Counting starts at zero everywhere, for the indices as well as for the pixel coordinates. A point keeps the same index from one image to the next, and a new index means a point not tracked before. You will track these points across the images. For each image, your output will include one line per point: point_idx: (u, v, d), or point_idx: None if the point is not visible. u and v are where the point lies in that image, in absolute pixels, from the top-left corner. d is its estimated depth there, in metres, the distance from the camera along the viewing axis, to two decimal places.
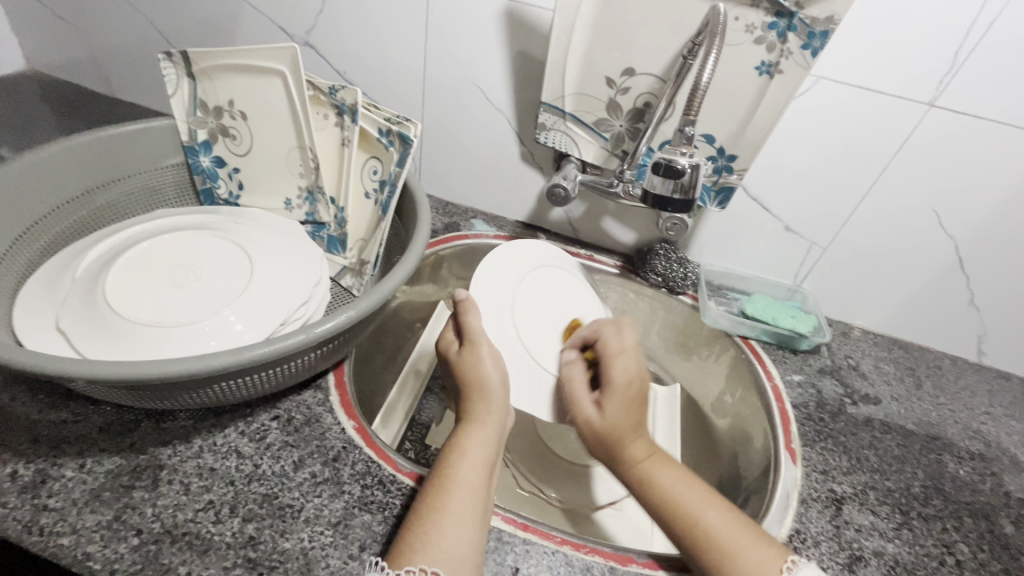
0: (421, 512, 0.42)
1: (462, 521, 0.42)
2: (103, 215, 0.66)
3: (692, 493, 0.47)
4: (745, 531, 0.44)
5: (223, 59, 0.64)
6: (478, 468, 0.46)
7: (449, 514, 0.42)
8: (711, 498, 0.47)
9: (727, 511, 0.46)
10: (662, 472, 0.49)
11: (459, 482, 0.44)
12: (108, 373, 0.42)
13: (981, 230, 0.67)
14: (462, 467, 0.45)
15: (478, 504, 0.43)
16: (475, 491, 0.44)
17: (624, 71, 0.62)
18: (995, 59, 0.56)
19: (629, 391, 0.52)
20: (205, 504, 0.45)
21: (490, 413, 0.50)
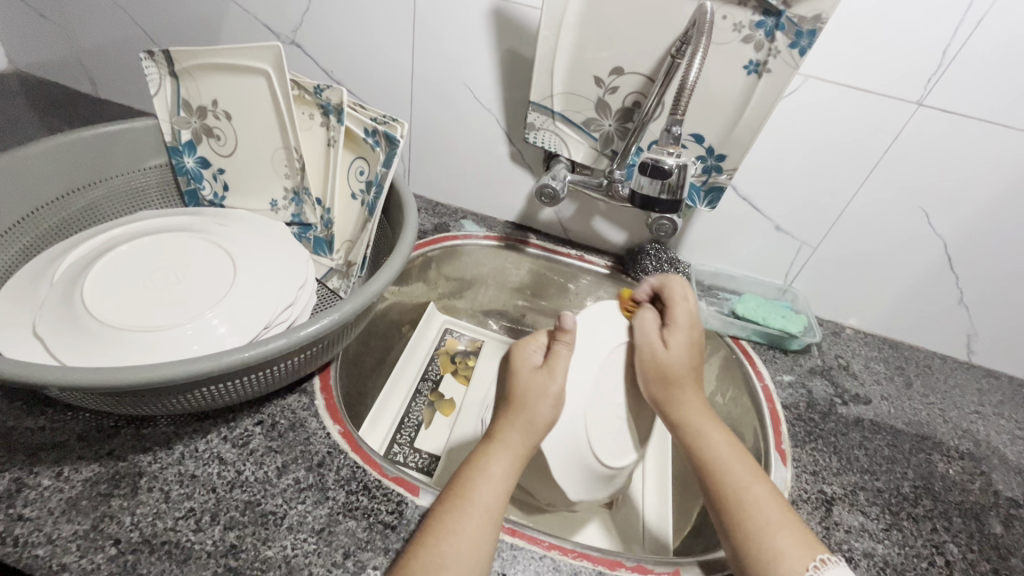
0: (432, 529, 0.42)
1: (471, 540, 0.41)
2: (85, 217, 0.65)
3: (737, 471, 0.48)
4: (784, 519, 0.45)
5: (206, 58, 0.63)
6: (499, 489, 0.45)
7: (460, 532, 0.41)
8: (753, 475, 0.48)
9: (766, 492, 0.47)
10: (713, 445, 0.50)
11: (476, 504, 0.43)
12: (84, 379, 0.41)
13: (970, 229, 0.67)
14: (482, 488, 0.44)
15: (491, 527, 0.43)
16: (489, 516, 0.43)
17: (613, 70, 0.62)
18: (982, 58, 0.56)
19: (673, 336, 0.56)
20: (185, 512, 0.44)
21: (518, 436, 0.48)
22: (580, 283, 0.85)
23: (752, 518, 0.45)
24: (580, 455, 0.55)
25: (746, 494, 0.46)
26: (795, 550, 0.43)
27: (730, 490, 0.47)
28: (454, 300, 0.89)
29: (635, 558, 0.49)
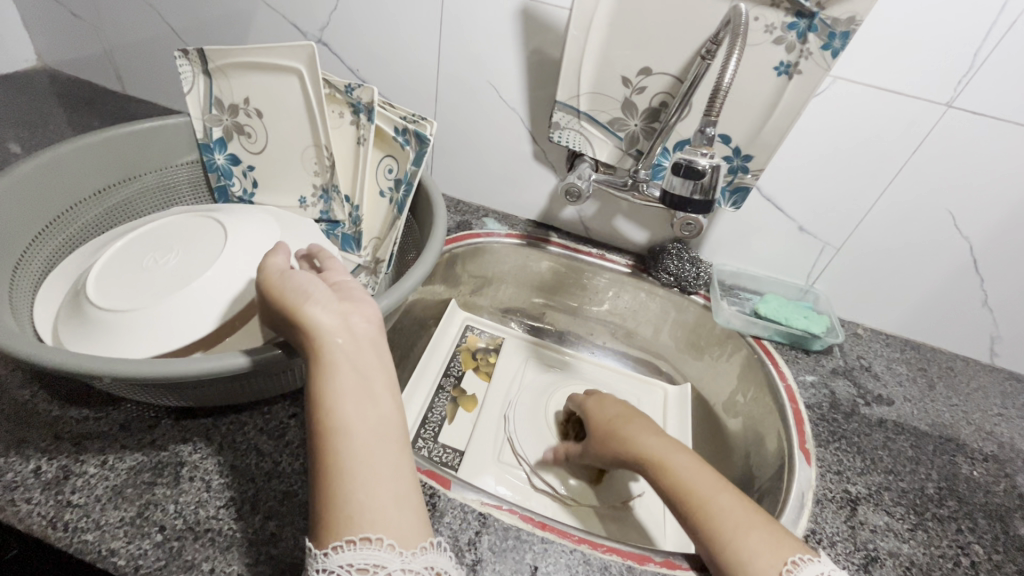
0: (319, 473, 0.35)
1: (363, 467, 0.35)
2: (121, 212, 0.67)
3: (705, 480, 0.48)
4: (751, 515, 0.44)
5: (238, 57, 0.64)
6: (351, 388, 0.37)
7: (343, 470, 0.35)
8: (721, 484, 0.48)
9: (734, 496, 0.46)
10: (678, 461, 0.51)
11: (341, 419, 0.36)
12: (133, 370, 0.42)
13: (997, 230, 0.66)
14: (339, 406, 0.36)
15: (370, 431, 0.37)
16: (364, 411, 0.37)
17: (641, 70, 0.62)
18: (1018, 58, 0.55)
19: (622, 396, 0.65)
20: (226, 501, 0.45)
21: (334, 331, 0.39)
22: (600, 281, 0.85)
23: (720, 521, 0.44)
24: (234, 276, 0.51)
25: (711, 505, 0.46)
26: (767, 545, 0.42)
27: (700, 497, 0.47)
28: (475, 298, 0.90)
29: (664, 553, 0.49)
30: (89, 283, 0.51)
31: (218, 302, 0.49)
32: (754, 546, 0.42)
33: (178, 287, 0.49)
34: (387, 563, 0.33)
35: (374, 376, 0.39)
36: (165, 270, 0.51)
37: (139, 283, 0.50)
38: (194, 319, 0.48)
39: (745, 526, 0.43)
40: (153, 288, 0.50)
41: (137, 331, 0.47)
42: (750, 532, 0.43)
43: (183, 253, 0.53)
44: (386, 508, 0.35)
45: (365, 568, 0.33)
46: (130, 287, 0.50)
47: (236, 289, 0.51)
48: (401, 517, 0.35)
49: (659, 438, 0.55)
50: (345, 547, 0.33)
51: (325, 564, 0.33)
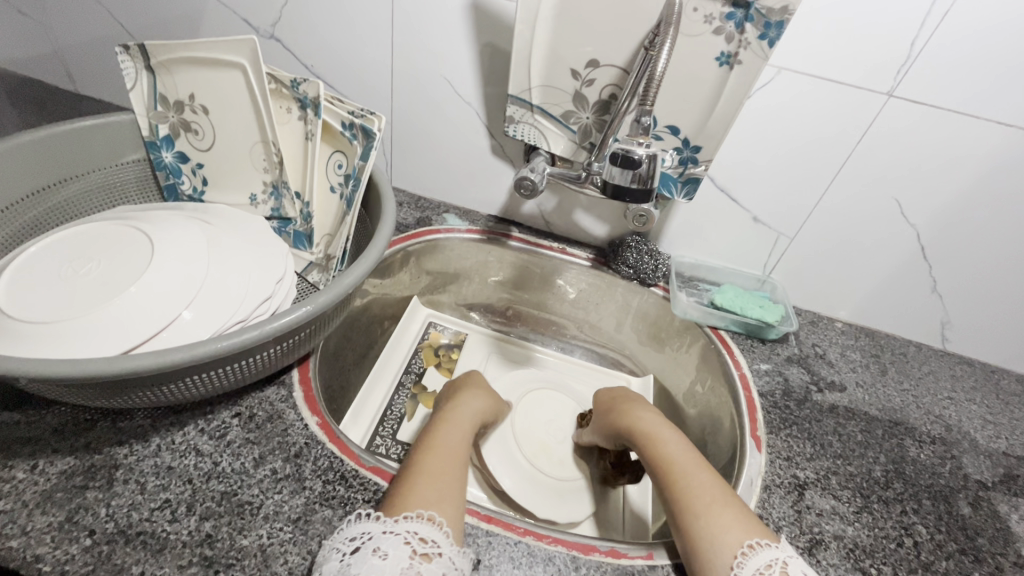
0: (416, 474, 0.46)
1: (449, 483, 0.46)
2: (64, 213, 0.65)
3: (685, 459, 0.52)
4: (725, 495, 0.48)
5: (181, 52, 0.63)
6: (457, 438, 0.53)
7: (436, 477, 0.46)
8: (701, 465, 0.52)
9: (710, 476, 0.50)
10: (670, 440, 0.55)
11: (447, 454, 0.50)
12: (56, 372, 0.41)
13: (942, 218, 0.68)
14: (450, 443, 0.52)
15: (461, 471, 0.49)
16: (460, 462, 0.50)
17: (588, 63, 0.62)
18: (955, 47, 0.56)
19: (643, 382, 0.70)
20: (161, 503, 0.44)
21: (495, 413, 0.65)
22: (561, 276, 0.85)
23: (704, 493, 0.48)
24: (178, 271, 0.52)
25: (692, 480, 0.50)
26: (733, 525, 0.45)
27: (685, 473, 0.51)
28: (438, 294, 0.89)
29: (610, 542, 0.50)
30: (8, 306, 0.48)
31: (153, 307, 0.49)
32: (722, 521, 0.45)
33: (110, 296, 0.49)
34: (442, 545, 0.40)
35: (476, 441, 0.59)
36: (88, 281, 0.50)
37: (62, 295, 0.49)
38: (144, 321, 0.48)
39: (721, 503, 0.47)
40: (88, 295, 0.49)
41: (68, 342, 0.46)
42: (722, 507, 0.46)
43: (108, 261, 0.52)
44: (454, 511, 0.44)
45: (424, 538, 0.40)
46: (52, 300, 0.48)
47: (181, 283, 0.52)
48: (458, 521, 0.44)
49: (657, 417, 0.60)
50: (415, 517, 0.41)
51: (392, 527, 0.41)
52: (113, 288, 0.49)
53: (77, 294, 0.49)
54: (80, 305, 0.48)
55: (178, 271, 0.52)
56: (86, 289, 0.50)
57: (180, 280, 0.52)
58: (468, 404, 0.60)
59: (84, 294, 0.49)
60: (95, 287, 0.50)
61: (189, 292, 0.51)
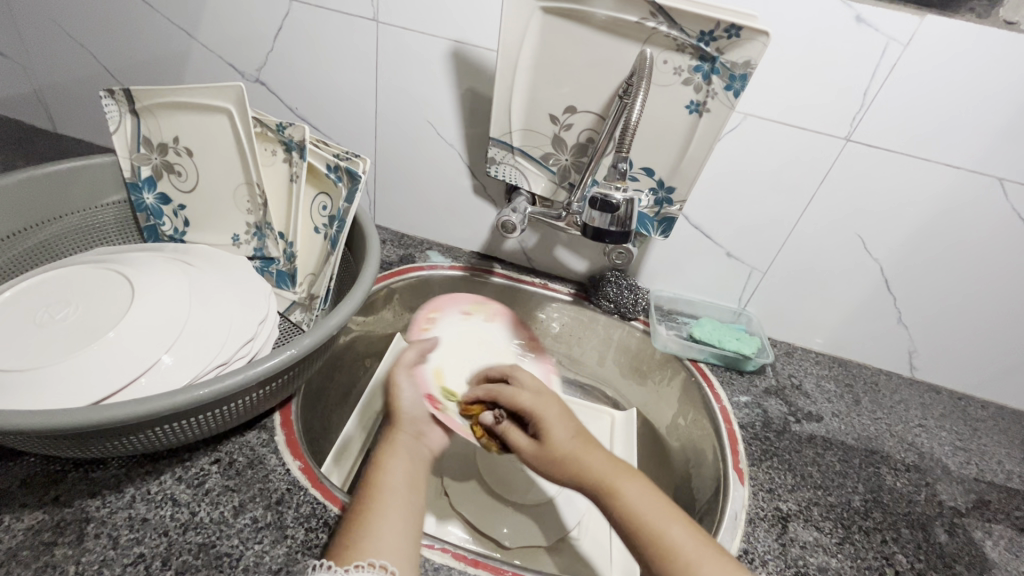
0: (357, 518, 0.44)
1: (401, 521, 0.44)
2: (39, 255, 0.64)
3: (652, 509, 0.46)
4: (705, 548, 0.43)
5: (167, 96, 0.64)
6: (405, 472, 0.48)
7: (380, 520, 0.43)
8: (672, 514, 0.45)
9: (683, 529, 0.44)
10: (624, 489, 0.47)
11: (390, 490, 0.46)
12: (26, 424, 0.39)
13: (903, 253, 0.71)
14: (386, 477, 0.47)
15: (410, 506, 0.46)
16: (410, 501, 0.46)
17: (566, 109, 0.65)
18: (902, 96, 0.61)
19: (557, 409, 0.56)
20: (134, 558, 0.43)
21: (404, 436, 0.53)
22: (544, 311, 0.86)
23: (673, 556, 0.43)
24: (160, 312, 0.52)
25: (664, 537, 0.44)
26: None
27: (654, 531, 0.44)
28: None
29: None
30: None
31: (133, 352, 0.49)
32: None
33: (90, 340, 0.48)
34: None
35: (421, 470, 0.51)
36: (66, 326, 0.50)
37: (37, 341, 0.48)
38: (123, 366, 0.47)
39: (707, 549, 0.43)
40: (68, 340, 0.48)
41: (41, 387, 0.45)
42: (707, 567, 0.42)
43: (85, 305, 0.52)
44: (403, 551, 0.42)
45: None
46: (29, 346, 0.47)
47: (161, 326, 0.51)
48: (402, 557, 0.42)
49: (604, 456, 0.50)
50: (366, 568, 0.40)
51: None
52: (91, 332, 0.49)
53: (53, 340, 0.48)
54: (60, 352, 0.47)
55: (159, 314, 0.52)
56: (64, 333, 0.49)
57: (161, 322, 0.51)
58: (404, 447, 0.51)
59: (62, 339, 0.48)
60: (74, 332, 0.49)
61: (171, 333, 0.51)
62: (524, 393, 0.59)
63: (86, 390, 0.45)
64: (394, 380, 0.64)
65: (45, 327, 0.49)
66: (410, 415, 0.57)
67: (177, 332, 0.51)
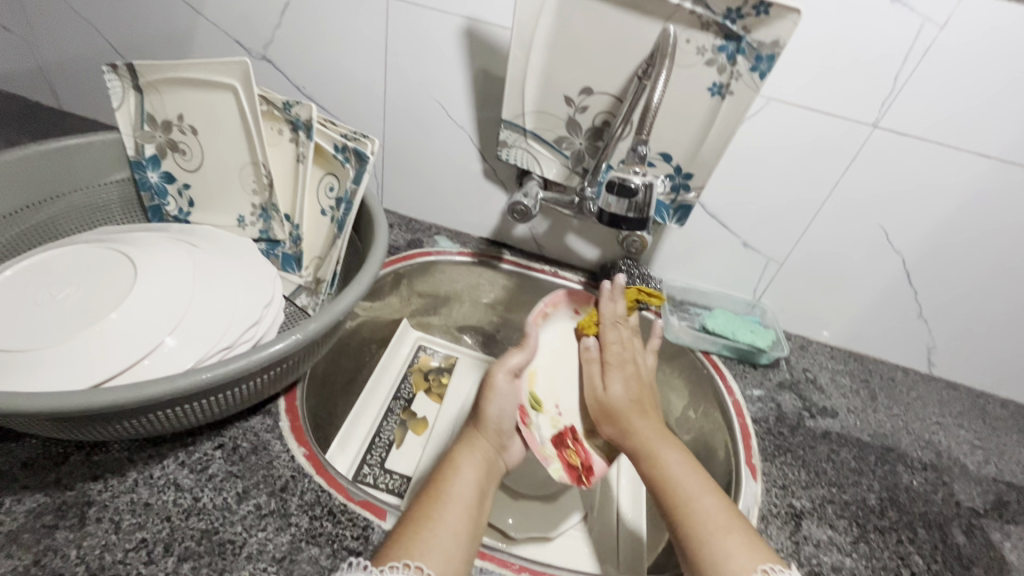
0: (412, 521, 0.43)
1: (454, 534, 0.43)
2: (41, 235, 0.63)
3: (689, 481, 0.48)
4: (729, 521, 0.44)
5: (172, 72, 0.62)
6: (471, 484, 0.48)
7: (438, 524, 0.43)
8: (703, 488, 0.47)
9: (714, 501, 0.46)
10: (667, 452, 0.51)
11: (453, 499, 0.46)
12: (24, 406, 0.38)
13: (927, 246, 0.69)
14: (455, 485, 0.47)
15: (468, 519, 0.45)
16: (467, 513, 0.45)
17: (582, 90, 0.62)
18: (935, 81, 0.58)
19: (630, 369, 0.63)
20: (136, 543, 0.42)
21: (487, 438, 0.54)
22: None
23: (698, 519, 0.44)
24: (163, 294, 0.51)
25: (694, 505, 0.46)
26: (742, 556, 0.42)
27: (686, 494, 0.47)
28: (428, 317, 0.88)
29: None
30: None
31: (136, 334, 0.47)
32: (727, 552, 0.42)
33: (91, 322, 0.47)
34: None
35: (486, 485, 0.50)
36: (67, 306, 0.48)
37: (37, 321, 0.47)
38: (126, 349, 0.46)
39: (727, 521, 0.44)
40: (68, 322, 0.47)
41: (42, 369, 0.44)
42: (731, 532, 0.43)
43: (87, 285, 0.50)
44: (447, 557, 0.41)
45: None
46: (28, 328, 0.46)
47: (164, 309, 0.50)
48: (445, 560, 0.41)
49: (653, 427, 0.55)
50: (400, 569, 0.39)
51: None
52: (92, 315, 0.48)
53: (54, 322, 0.47)
54: (61, 333, 0.46)
55: (162, 297, 0.50)
56: (65, 316, 0.48)
57: (166, 304, 0.50)
58: (477, 461, 0.52)
59: (63, 319, 0.47)
60: (75, 312, 0.48)
61: (173, 316, 0.50)
62: (616, 340, 0.66)
63: (88, 373, 0.44)
64: (490, 385, 0.56)
65: (45, 308, 0.48)
66: (494, 422, 0.55)
67: (182, 315, 0.50)
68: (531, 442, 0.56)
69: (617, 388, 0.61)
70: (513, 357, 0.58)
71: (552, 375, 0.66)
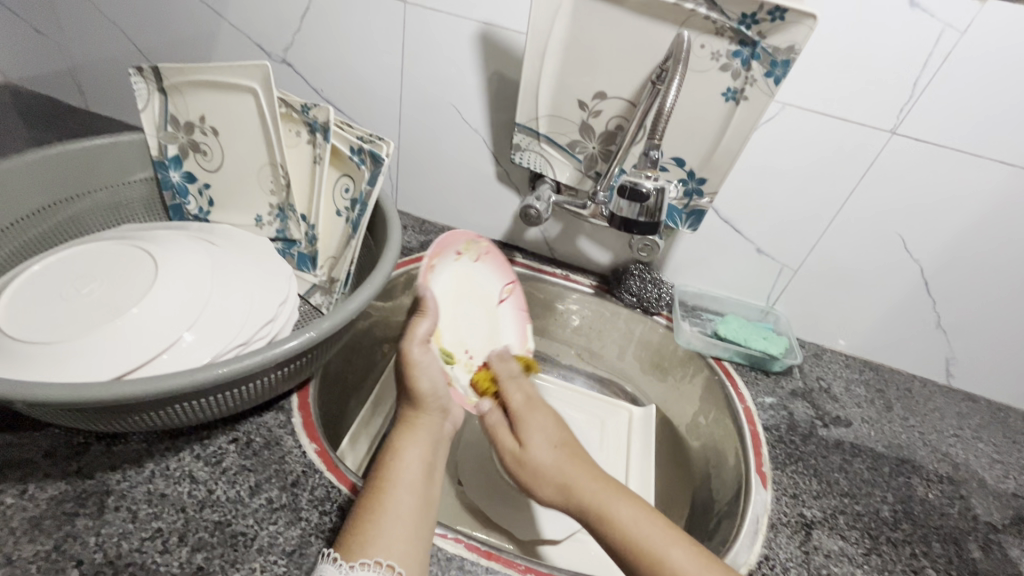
0: (367, 513, 0.43)
1: (406, 521, 0.44)
2: (67, 232, 0.65)
3: (650, 533, 0.45)
4: (708, 570, 0.43)
5: (194, 75, 0.64)
6: (419, 467, 0.48)
7: (389, 515, 0.43)
8: (672, 537, 0.45)
9: (683, 551, 0.44)
10: (619, 508, 0.47)
11: (399, 483, 0.46)
12: (48, 396, 0.40)
13: (946, 254, 0.68)
14: (402, 469, 0.47)
15: (418, 501, 0.46)
16: (418, 495, 0.46)
17: (596, 94, 0.62)
18: (955, 87, 0.57)
19: (541, 415, 0.56)
20: (152, 533, 0.43)
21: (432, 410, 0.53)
22: (564, 302, 0.85)
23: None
24: (182, 290, 0.52)
25: (665, 562, 0.43)
26: None
27: (651, 552, 0.44)
28: None
29: None
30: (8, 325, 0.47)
31: (155, 330, 0.49)
32: None
33: (113, 316, 0.48)
34: None
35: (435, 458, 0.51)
36: (91, 300, 0.50)
37: (63, 315, 0.48)
38: (146, 343, 0.48)
39: (704, 559, 0.44)
40: (92, 315, 0.49)
41: (67, 360, 0.45)
42: None
43: (110, 280, 0.52)
44: (410, 548, 0.42)
45: None
46: (53, 321, 0.48)
47: (183, 304, 0.51)
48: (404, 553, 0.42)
49: (591, 472, 0.50)
50: (371, 566, 0.40)
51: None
52: (114, 309, 0.49)
53: (79, 314, 0.49)
54: (84, 326, 0.47)
55: (181, 293, 0.52)
56: (88, 309, 0.49)
57: (184, 300, 0.51)
58: (418, 443, 0.50)
59: (86, 313, 0.49)
60: (98, 307, 0.49)
61: (191, 312, 0.51)
62: (515, 395, 0.58)
63: (109, 366, 0.46)
64: (410, 362, 0.54)
65: (70, 302, 0.50)
66: (431, 395, 0.54)
67: (199, 311, 0.51)
68: (460, 399, 0.59)
69: (537, 440, 0.53)
70: (422, 324, 0.55)
71: (455, 327, 0.66)
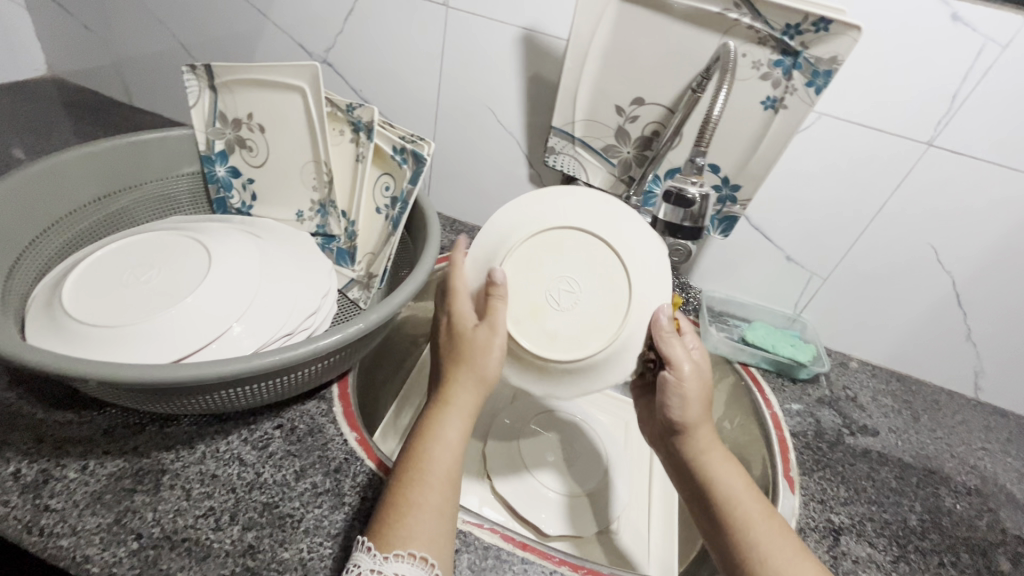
0: (398, 506, 0.42)
1: (436, 516, 0.43)
2: (118, 221, 0.67)
3: (748, 497, 0.50)
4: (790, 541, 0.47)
5: (245, 74, 0.66)
6: (451, 452, 0.46)
7: (421, 512, 0.42)
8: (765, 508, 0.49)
9: (776, 519, 0.48)
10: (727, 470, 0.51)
11: (432, 474, 0.44)
12: (115, 376, 0.42)
13: (979, 267, 0.68)
14: (438, 453, 0.46)
15: (450, 494, 0.44)
16: (451, 485, 0.45)
17: (634, 100, 0.64)
18: (994, 101, 0.58)
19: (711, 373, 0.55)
20: (205, 511, 0.45)
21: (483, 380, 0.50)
22: None
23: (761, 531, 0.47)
24: (233, 280, 0.54)
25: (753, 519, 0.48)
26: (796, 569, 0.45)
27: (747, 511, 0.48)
28: None
29: None
30: (74, 307, 0.50)
31: (208, 317, 0.51)
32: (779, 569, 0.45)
33: (169, 302, 0.51)
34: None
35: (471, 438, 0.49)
36: (149, 286, 0.52)
37: (122, 299, 0.51)
38: (200, 330, 0.50)
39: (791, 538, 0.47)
40: (150, 300, 0.51)
41: (128, 343, 0.48)
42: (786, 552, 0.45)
43: (166, 268, 0.54)
44: (440, 543, 0.42)
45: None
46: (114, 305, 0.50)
47: (234, 293, 0.53)
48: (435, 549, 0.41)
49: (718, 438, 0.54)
50: (406, 559, 0.40)
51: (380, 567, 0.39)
52: (170, 295, 0.51)
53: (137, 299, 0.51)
54: (142, 310, 0.50)
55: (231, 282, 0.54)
56: (146, 295, 0.51)
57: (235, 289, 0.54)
58: (456, 421, 0.48)
59: (144, 298, 0.51)
60: (155, 292, 0.52)
61: (241, 301, 0.53)
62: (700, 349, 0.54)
63: (167, 350, 0.48)
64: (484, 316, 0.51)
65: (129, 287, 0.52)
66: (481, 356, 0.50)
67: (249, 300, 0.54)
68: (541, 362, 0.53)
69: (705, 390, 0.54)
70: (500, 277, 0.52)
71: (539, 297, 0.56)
